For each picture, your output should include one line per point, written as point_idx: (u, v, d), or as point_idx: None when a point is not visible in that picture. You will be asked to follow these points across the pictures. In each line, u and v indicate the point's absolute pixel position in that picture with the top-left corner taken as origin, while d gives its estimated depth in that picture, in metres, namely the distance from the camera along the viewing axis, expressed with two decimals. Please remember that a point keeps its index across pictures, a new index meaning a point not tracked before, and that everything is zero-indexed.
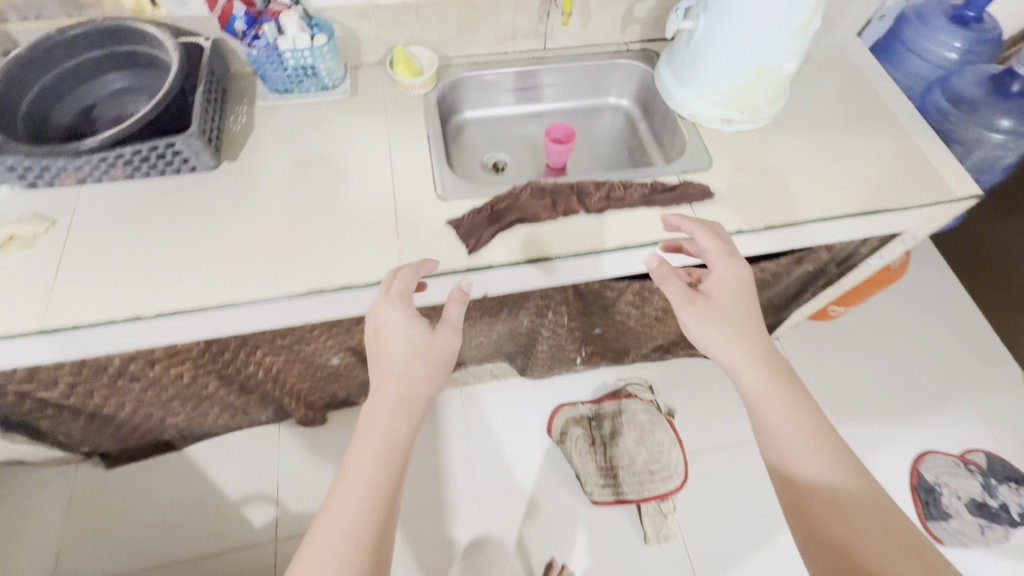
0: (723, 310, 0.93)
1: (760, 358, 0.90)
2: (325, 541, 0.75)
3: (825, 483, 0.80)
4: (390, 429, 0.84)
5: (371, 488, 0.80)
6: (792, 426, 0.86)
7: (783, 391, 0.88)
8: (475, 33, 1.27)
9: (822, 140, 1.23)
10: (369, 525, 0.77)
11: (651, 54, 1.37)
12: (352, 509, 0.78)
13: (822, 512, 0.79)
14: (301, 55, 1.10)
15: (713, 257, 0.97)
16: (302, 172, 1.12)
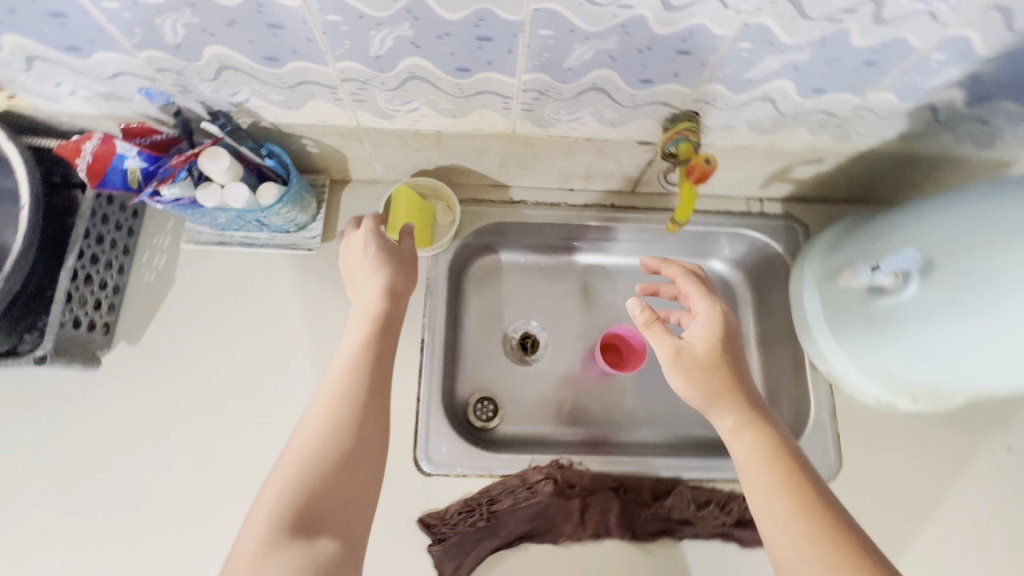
0: (704, 362, 0.68)
1: (750, 412, 0.66)
2: (285, 488, 0.51)
3: (803, 544, 0.56)
4: (358, 367, 0.59)
5: (333, 412, 0.56)
6: (767, 466, 0.61)
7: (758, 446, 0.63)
8: (527, 168, 0.80)
9: (1020, 451, 0.80)
10: (345, 456, 0.54)
11: (795, 228, 0.88)
12: (309, 438, 0.54)
13: (800, 567, 0.55)
14: (239, 213, 0.69)
15: (699, 312, 0.72)
16: (229, 378, 0.75)
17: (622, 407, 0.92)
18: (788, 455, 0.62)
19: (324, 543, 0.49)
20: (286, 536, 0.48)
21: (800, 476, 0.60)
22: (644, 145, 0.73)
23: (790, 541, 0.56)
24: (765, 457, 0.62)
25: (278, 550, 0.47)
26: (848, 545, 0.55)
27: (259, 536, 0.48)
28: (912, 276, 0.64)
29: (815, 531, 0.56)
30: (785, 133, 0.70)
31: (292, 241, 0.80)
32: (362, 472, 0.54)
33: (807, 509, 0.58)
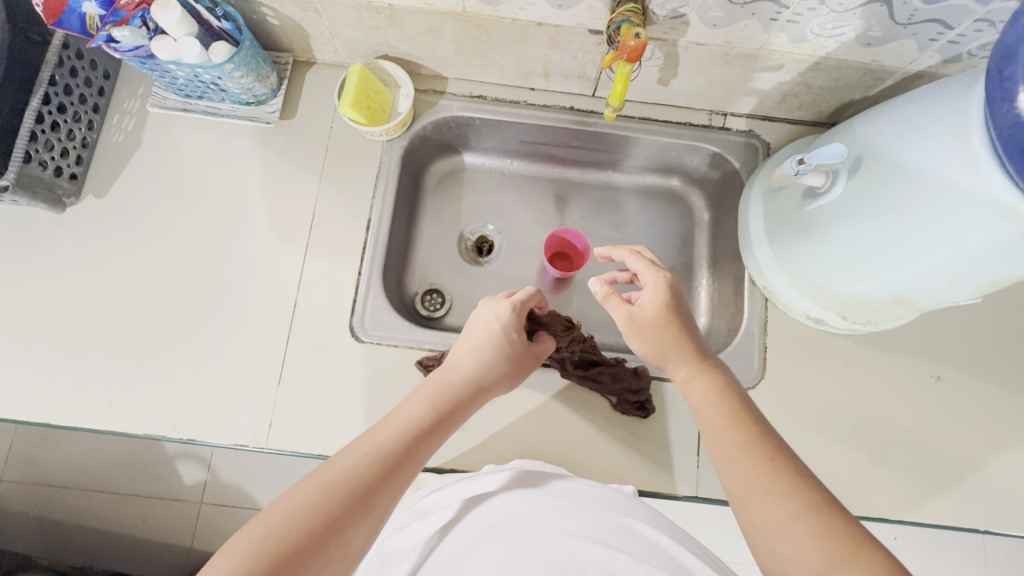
0: (656, 323, 0.66)
1: (702, 359, 0.64)
2: (306, 499, 0.49)
3: (749, 475, 0.53)
4: (424, 415, 0.60)
5: (390, 447, 0.55)
6: (714, 409, 0.60)
7: (734, 421, 0.58)
8: (485, 60, 0.81)
9: (947, 380, 0.80)
10: (363, 490, 0.51)
11: (755, 147, 0.87)
12: (352, 462, 0.52)
13: (746, 499, 0.52)
14: (193, 70, 0.71)
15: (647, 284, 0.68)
16: (188, 239, 0.81)
17: (567, 311, 0.94)
18: (736, 397, 0.60)
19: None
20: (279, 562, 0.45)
21: (748, 417, 0.58)
22: (596, 34, 0.72)
23: (736, 475, 0.54)
24: (717, 401, 0.60)
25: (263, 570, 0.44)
26: (793, 476, 0.52)
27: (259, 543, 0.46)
28: (840, 174, 0.64)
29: (757, 465, 0.53)
30: (737, 28, 0.68)
31: (253, 114, 0.83)
32: (366, 517, 0.50)
33: (755, 442, 0.55)
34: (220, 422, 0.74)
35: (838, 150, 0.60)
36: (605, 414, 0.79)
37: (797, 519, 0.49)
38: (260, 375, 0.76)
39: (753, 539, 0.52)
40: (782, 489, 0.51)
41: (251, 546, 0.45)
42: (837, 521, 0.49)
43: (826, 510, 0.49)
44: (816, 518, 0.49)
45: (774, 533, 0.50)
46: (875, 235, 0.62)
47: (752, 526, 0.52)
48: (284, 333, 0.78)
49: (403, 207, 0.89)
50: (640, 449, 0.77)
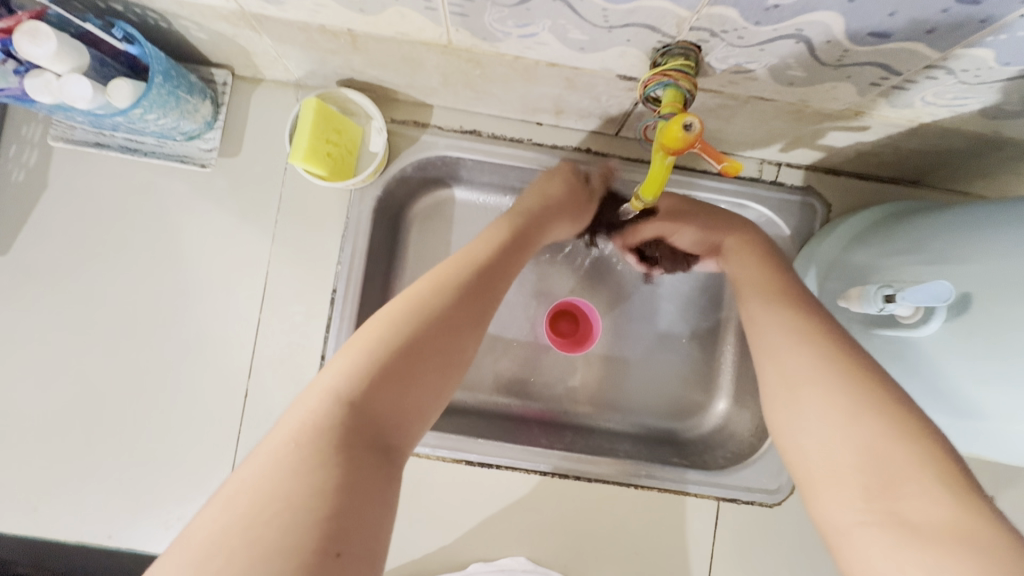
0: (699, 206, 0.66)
1: (743, 259, 0.60)
2: (340, 384, 0.38)
3: (817, 366, 0.45)
4: (450, 287, 0.47)
5: (430, 291, 0.46)
6: (774, 313, 0.52)
7: (780, 309, 0.52)
8: (480, 93, 0.63)
9: (1004, 502, 0.69)
10: (419, 356, 0.42)
11: (813, 207, 0.71)
12: (377, 330, 0.42)
13: (800, 398, 0.45)
14: (89, 116, 0.55)
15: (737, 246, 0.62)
16: (116, 306, 0.66)
17: (569, 382, 0.79)
18: (780, 284, 0.55)
19: (375, 492, 0.35)
20: (339, 446, 0.35)
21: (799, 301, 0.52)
22: (626, 80, 0.54)
23: (802, 371, 0.46)
24: (760, 298, 0.54)
25: (326, 456, 0.35)
26: (835, 347, 0.46)
27: (295, 432, 0.36)
28: (937, 314, 0.47)
29: (796, 348, 0.48)
30: (821, 89, 0.50)
31: (184, 153, 0.67)
32: (422, 391, 0.42)
33: (804, 327, 0.49)
34: (162, 533, 0.64)
35: (944, 293, 0.45)
36: (608, 527, 0.68)
37: (856, 415, 0.41)
38: (207, 478, 0.65)
39: (779, 423, 0.47)
40: (818, 364, 0.45)
41: (267, 473, 0.34)
42: (882, 391, 0.42)
43: (873, 378, 0.43)
44: (853, 384, 0.43)
45: (806, 410, 0.44)
46: (958, 394, 0.48)
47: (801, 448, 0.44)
48: (234, 429, 0.66)
49: (379, 267, 0.73)
50: (644, 566, 0.68)
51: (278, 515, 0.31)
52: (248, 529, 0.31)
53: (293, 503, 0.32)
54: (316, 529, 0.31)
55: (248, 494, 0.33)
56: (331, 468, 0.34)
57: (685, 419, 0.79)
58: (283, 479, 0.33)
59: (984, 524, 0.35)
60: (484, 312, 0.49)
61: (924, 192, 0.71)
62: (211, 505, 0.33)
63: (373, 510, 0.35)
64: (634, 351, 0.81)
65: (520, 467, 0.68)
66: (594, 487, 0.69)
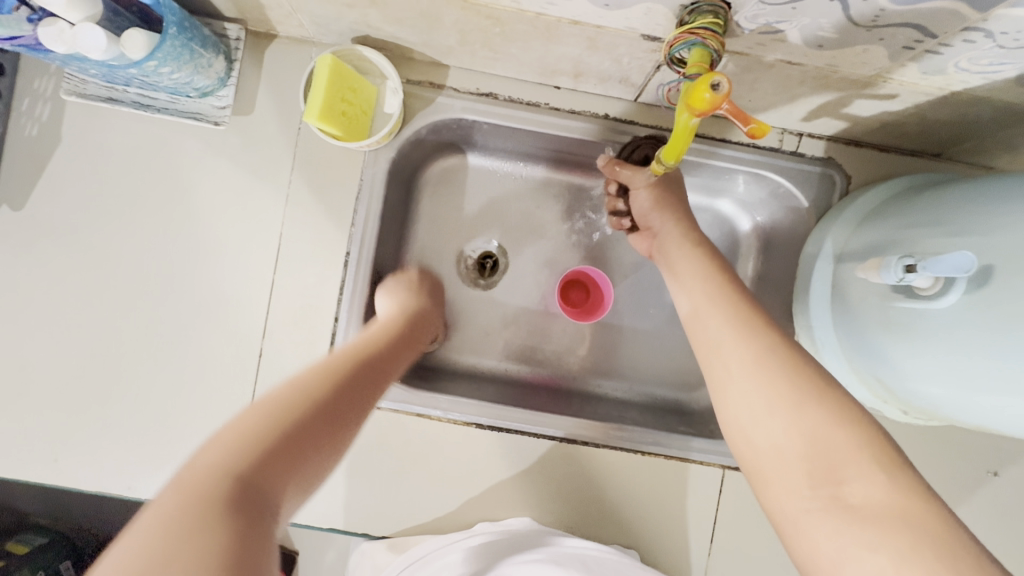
0: (666, 186, 0.66)
1: (682, 252, 0.61)
2: (230, 460, 0.38)
3: (753, 368, 0.47)
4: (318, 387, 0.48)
5: (321, 374, 0.49)
6: (716, 308, 0.53)
7: (722, 303, 0.53)
8: (498, 53, 0.62)
9: (1006, 478, 0.70)
10: (303, 437, 0.42)
11: (832, 179, 0.70)
12: (245, 416, 0.42)
13: (746, 392, 0.47)
14: (104, 67, 0.54)
15: (661, 224, 0.65)
16: (131, 263, 0.67)
17: (578, 352, 0.80)
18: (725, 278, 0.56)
19: (259, 550, 0.33)
20: (225, 512, 0.34)
21: (725, 289, 0.54)
22: (650, 41, 0.52)
23: (740, 370, 0.48)
24: (704, 289, 0.55)
25: (211, 522, 0.33)
26: (768, 338, 0.49)
27: (176, 504, 0.34)
28: (955, 285, 0.47)
29: (738, 343, 0.49)
30: (851, 52, 0.49)
31: (197, 110, 0.66)
32: (304, 471, 0.41)
33: (743, 321, 0.51)
34: None
35: (966, 264, 0.45)
36: (613, 491, 0.70)
37: (801, 406, 0.44)
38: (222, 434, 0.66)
39: (729, 415, 0.49)
40: (756, 355, 0.48)
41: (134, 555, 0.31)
42: (823, 389, 0.45)
43: (803, 367, 0.46)
44: (787, 374, 0.46)
45: (748, 401, 0.47)
46: (970, 368, 0.48)
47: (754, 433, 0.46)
48: (248, 387, 0.67)
49: (392, 231, 0.73)
50: (647, 530, 0.69)
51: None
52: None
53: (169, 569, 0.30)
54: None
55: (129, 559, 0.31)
56: (216, 529, 0.33)
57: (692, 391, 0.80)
58: (167, 544, 0.31)
59: (918, 500, 0.38)
60: (366, 402, 0.50)
61: (948, 165, 0.70)
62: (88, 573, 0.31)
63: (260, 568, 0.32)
64: (643, 321, 0.81)
65: (530, 431, 0.70)
66: (600, 453, 0.70)
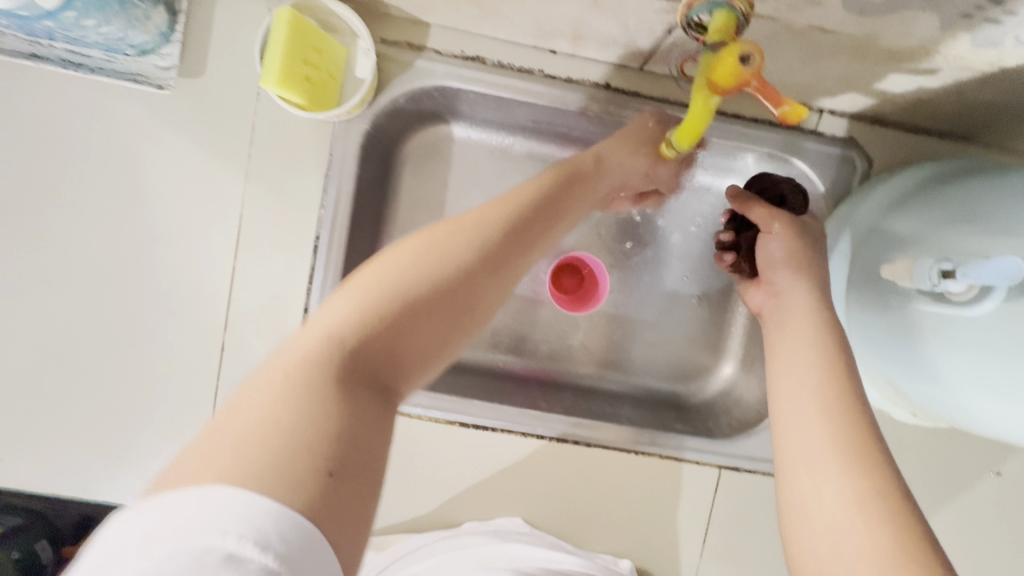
0: (807, 243, 0.53)
1: (796, 333, 0.46)
2: (358, 317, 0.33)
3: (854, 506, 0.35)
4: (480, 236, 0.40)
5: (462, 232, 0.39)
6: (826, 415, 0.39)
7: (840, 402, 0.40)
8: (486, 11, 0.54)
9: (1008, 477, 0.68)
10: (448, 298, 0.36)
11: (852, 162, 0.64)
12: (384, 270, 0.36)
13: (828, 530, 0.35)
14: (12, 16, 0.45)
15: (791, 283, 0.50)
16: (72, 247, 0.59)
17: (571, 342, 0.75)
18: (852, 380, 0.41)
19: (370, 430, 0.31)
20: (345, 376, 0.31)
21: (850, 387, 0.40)
22: (663, 0, 0.45)
23: (833, 501, 0.35)
24: (816, 388, 0.41)
25: (323, 385, 0.30)
26: (869, 448, 0.37)
27: (306, 353, 0.31)
28: (993, 294, 0.43)
29: (840, 471, 0.36)
30: (896, 19, 0.42)
31: (138, 70, 0.58)
32: (441, 339, 0.36)
33: (856, 443, 0.37)
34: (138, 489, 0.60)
35: (1010, 271, 0.40)
36: (606, 491, 0.66)
37: None
38: (183, 432, 0.61)
39: (793, 546, 0.37)
40: (840, 461, 0.37)
41: (225, 432, 0.28)
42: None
43: (899, 501, 0.34)
44: (871, 494, 0.35)
45: (827, 550, 0.34)
46: (1002, 381, 0.44)
47: None
48: (211, 383, 0.61)
49: (368, 212, 0.66)
50: (638, 532, 0.66)
51: (255, 452, 0.27)
52: (254, 448, 0.27)
53: (283, 434, 0.28)
54: (289, 464, 0.27)
55: (244, 411, 0.29)
56: (324, 401, 0.30)
57: (690, 383, 0.76)
58: (276, 407, 0.29)
59: None
60: (515, 278, 0.41)
61: (978, 149, 0.64)
62: (218, 418, 0.29)
63: (376, 449, 0.31)
64: (642, 309, 0.76)
65: (518, 430, 0.65)
66: (592, 451, 0.66)
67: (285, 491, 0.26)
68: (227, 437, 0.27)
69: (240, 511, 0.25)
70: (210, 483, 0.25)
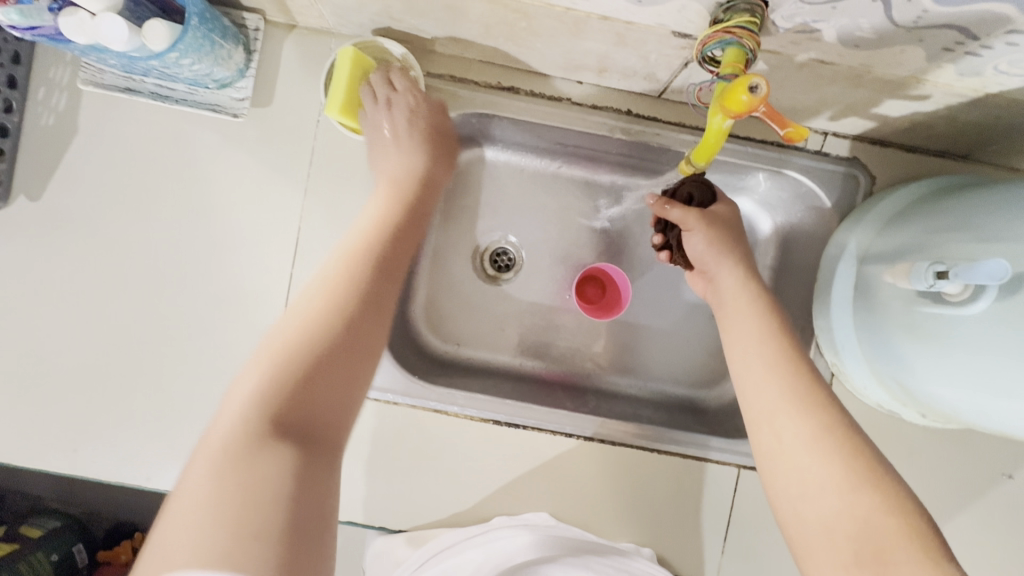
0: (726, 231, 0.58)
1: (738, 313, 0.54)
2: (259, 396, 0.39)
3: (814, 440, 0.44)
4: (340, 298, 0.45)
5: (327, 294, 0.45)
6: (773, 371, 0.49)
7: (778, 357, 0.50)
8: (521, 47, 0.61)
9: (1020, 481, 0.70)
10: (326, 360, 0.42)
11: (857, 180, 0.69)
12: (275, 345, 0.42)
13: (796, 463, 0.44)
14: (124, 57, 0.53)
15: (719, 268, 0.57)
16: (148, 256, 0.66)
17: (593, 348, 0.79)
18: (787, 341, 0.51)
19: (306, 488, 0.37)
20: (264, 448, 0.37)
21: (785, 346, 0.50)
22: (681, 38, 0.51)
23: (798, 439, 0.45)
24: (762, 353, 0.50)
25: (247, 458, 0.36)
26: (815, 396, 0.47)
27: (231, 435, 0.37)
28: (985, 292, 0.47)
29: (798, 416, 0.46)
30: (888, 53, 0.48)
31: (215, 101, 0.65)
32: (337, 389, 0.42)
33: (801, 390, 0.47)
34: None
35: (999, 272, 0.45)
36: (629, 489, 0.70)
37: (855, 493, 0.41)
38: None
39: (768, 481, 0.46)
40: (796, 407, 0.46)
41: (188, 519, 0.34)
42: (879, 476, 0.42)
43: (845, 432, 0.45)
44: (822, 428, 0.45)
45: (802, 475, 0.44)
46: (995, 375, 0.48)
47: (795, 512, 0.44)
48: None
49: None
50: (659, 529, 0.70)
51: (203, 531, 0.33)
52: (210, 533, 0.33)
53: (231, 513, 0.34)
54: (245, 529, 0.34)
55: (200, 494, 0.35)
56: (243, 474, 0.35)
57: (707, 389, 0.80)
58: (218, 493, 0.35)
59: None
60: (392, 292, 0.49)
61: (975, 167, 0.69)
62: (172, 504, 0.35)
63: (319, 505, 0.37)
64: (661, 319, 0.80)
65: (546, 428, 0.70)
66: (616, 450, 0.70)
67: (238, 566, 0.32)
68: (194, 515, 0.34)
69: (222, 570, 0.32)
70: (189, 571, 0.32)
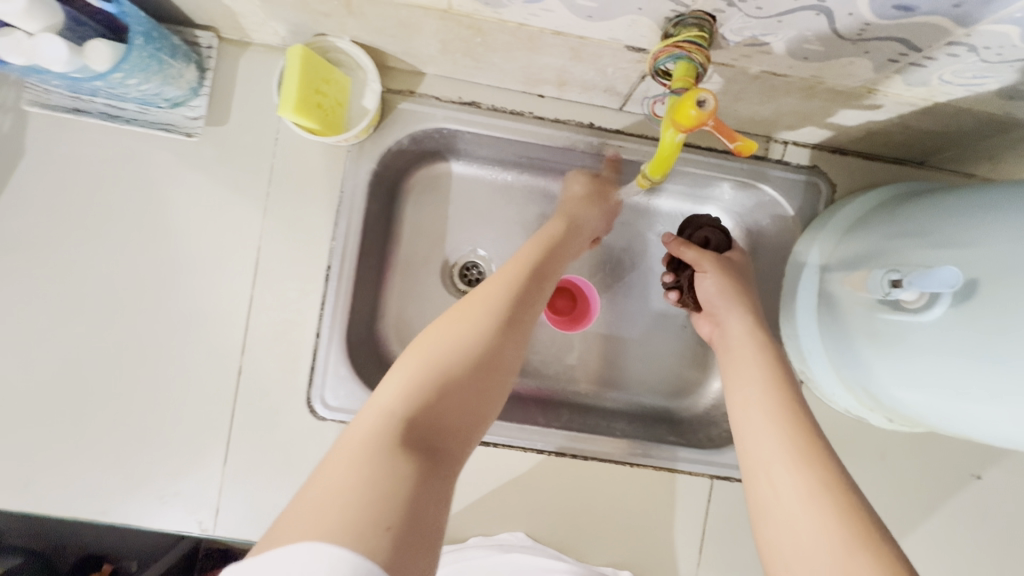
0: (734, 275, 0.63)
1: (741, 357, 0.57)
2: (398, 408, 0.42)
3: (806, 494, 0.43)
4: (490, 324, 0.50)
5: (478, 317, 0.50)
6: (772, 422, 0.49)
7: (780, 410, 0.50)
8: (479, 63, 0.61)
9: (988, 482, 0.71)
10: (460, 374, 0.45)
11: (817, 188, 0.70)
12: (410, 371, 0.44)
13: (790, 517, 0.43)
14: (67, 78, 0.51)
15: (726, 311, 0.61)
16: (102, 280, 0.64)
17: (565, 360, 0.79)
18: (790, 395, 0.52)
19: (424, 490, 0.38)
20: (397, 452, 0.39)
21: (785, 398, 0.51)
22: (635, 52, 0.51)
23: (792, 494, 0.44)
24: (763, 404, 0.51)
25: (381, 456, 0.38)
26: (815, 453, 0.46)
27: (364, 445, 0.39)
28: (940, 299, 0.48)
29: (793, 468, 0.45)
30: (837, 64, 0.48)
31: (168, 120, 0.64)
32: (465, 410, 0.45)
33: (801, 444, 0.47)
34: (153, 510, 0.63)
35: (951, 279, 0.45)
36: (604, 504, 0.69)
37: (848, 554, 0.39)
38: (198, 453, 0.64)
39: (762, 538, 0.45)
40: (790, 460, 0.46)
41: (316, 511, 0.34)
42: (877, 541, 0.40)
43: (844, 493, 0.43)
44: (818, 484, 0.44)
45: (793, 531, 0.42)
46: (952, 381, 0.48)
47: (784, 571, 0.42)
48: (226, 406, 0.65)
49: (375, 242, 0.71)
50: (636, 543, 0.69)
51: (333, 519, 0.33)
52: (313, 514, 0.34)
53: (353, 495, 0.35)
54: (358, 521, 0.33)
55: (322, 500, 0.35)
56: (380, 468, 0.37)
57: (681, 399, 0.79)
58: (348, 487, 0.36)
59: None
60: (524, 339, 0.52)
61: (929, 173, 0.71)
62: (296, 509, 0.35)
63: (437, 509, 0.38)
64: (633, 330, 0.80)
65: (518, 446, 0.68)
66: (588, 465, 0.69)
67: (361, 541, 0.32)
68: (310, 516, 0.34)
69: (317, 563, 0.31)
70: (292, 542, 0.32)
